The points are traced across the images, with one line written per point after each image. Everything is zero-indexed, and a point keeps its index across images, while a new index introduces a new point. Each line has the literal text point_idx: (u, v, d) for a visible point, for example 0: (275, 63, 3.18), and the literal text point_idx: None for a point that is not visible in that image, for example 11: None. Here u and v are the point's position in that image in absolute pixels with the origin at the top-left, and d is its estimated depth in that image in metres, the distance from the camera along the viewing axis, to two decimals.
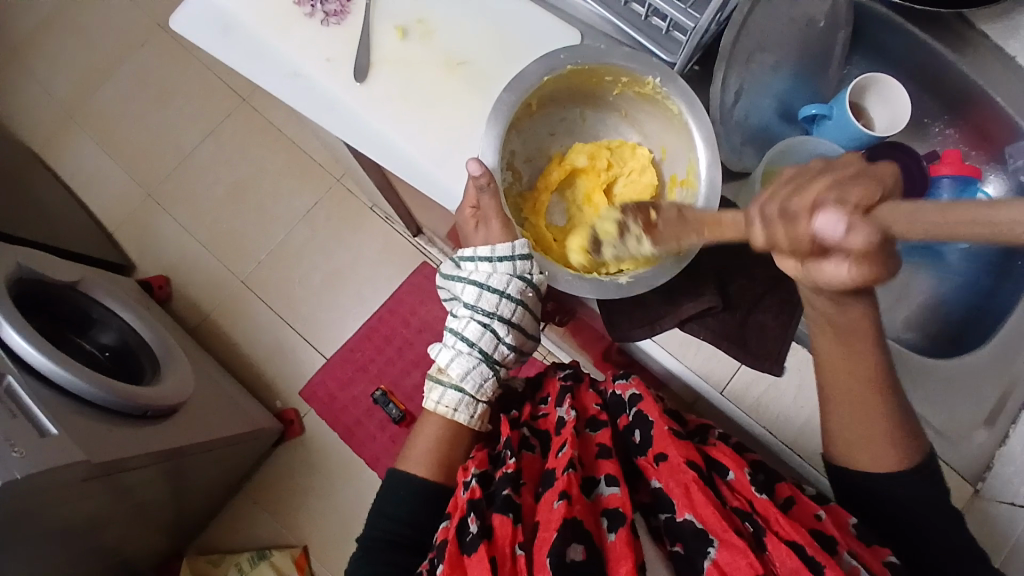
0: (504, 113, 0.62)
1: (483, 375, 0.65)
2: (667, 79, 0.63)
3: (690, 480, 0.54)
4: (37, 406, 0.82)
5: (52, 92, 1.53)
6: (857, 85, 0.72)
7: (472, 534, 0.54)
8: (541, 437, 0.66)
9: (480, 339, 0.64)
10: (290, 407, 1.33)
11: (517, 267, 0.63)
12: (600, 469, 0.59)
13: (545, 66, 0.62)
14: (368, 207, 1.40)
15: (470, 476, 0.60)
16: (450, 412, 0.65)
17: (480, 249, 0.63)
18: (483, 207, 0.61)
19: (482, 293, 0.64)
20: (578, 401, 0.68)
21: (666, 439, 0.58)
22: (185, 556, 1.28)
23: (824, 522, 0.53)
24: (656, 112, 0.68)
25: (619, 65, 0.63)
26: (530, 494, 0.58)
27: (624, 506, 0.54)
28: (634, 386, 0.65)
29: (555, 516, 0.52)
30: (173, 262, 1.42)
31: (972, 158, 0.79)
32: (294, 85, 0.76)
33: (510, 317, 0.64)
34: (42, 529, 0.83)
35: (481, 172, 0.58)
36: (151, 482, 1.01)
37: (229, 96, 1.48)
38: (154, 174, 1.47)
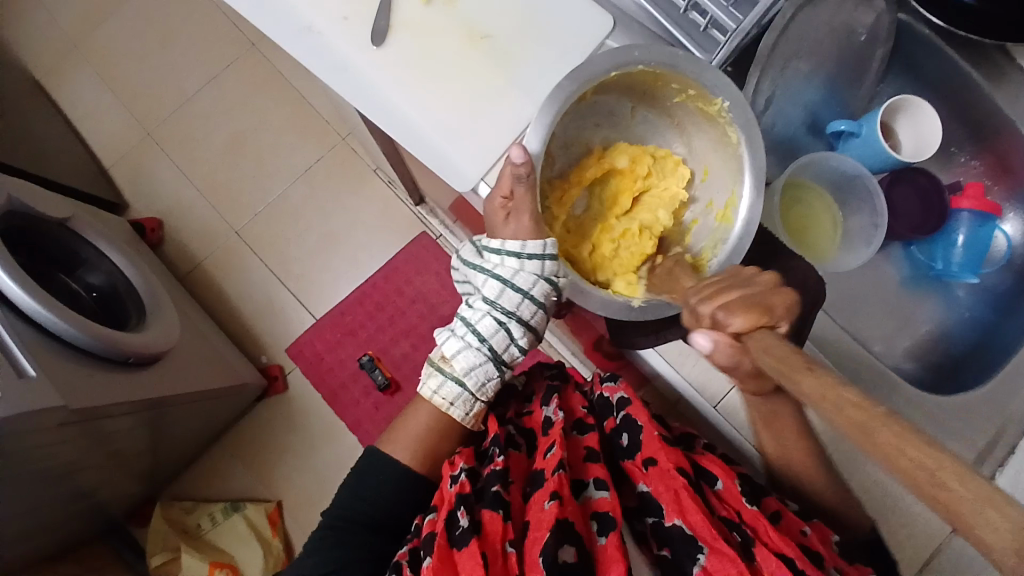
0: (562, 102, 0.58)
1: (487, 374, 0.64)
2: (735, 105, 0.61)
3: (680, 487, 0.54)
4: (16, 345, 0.80)
5: (52, 16, 1.47)
6: (889, 105, 0.71)
7: (462, 528, 0.54)
8: (527, 435, 0.66)
9: (492, 336, 0.64)
10: (275, 364, 1.33)
11: (544, 268, 0.62)
12: (588, 472, 0.59)
13: (615, 61, 0.59)
14: (372, 169, 1.37)
15: (458, 470, 0.60)
16: (446, 405, 0.65)
17: (509, 243, 0.62)
18: (516, 198, 0.59)
19: (505, 289, 0.63)
20: (564, 401, 0.68)
21: (655, 445, 0.57)
22: (159, 501, 1.29)
23: (809, 538, 0.54)
24: (711, 132, 0.66)
25: (688, 75, 0.61)
26: (518, 492, 0.59)
27: (614, 510, 0.55)
28: (622, 390, 0.64)
29: (546, 517, 0.52)
30: (166, 205, 1.39)
31: (993, 192, 0.79)
32: (310, 43, 0.73)
33: (529, 319, 0.64)
34: (16, 470, 0.82)
35: (523, 161, 0.56)
36: (130, 429, 1.00)
37: (237, 38, 1.43)
38: (154, 112, 1.42)
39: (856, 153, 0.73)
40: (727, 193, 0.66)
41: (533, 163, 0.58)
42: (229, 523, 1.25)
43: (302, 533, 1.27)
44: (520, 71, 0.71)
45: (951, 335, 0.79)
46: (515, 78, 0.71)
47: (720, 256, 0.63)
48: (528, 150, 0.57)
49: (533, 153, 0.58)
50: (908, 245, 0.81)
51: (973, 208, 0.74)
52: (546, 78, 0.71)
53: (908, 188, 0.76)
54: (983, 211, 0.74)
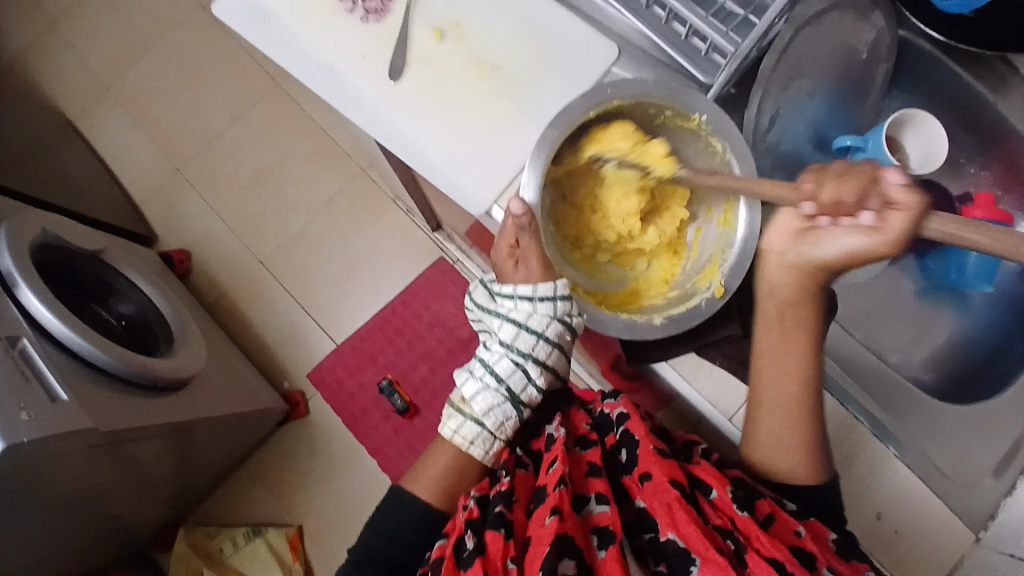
0: (548, 146, 0.62)
1: (506, 414, 0.66)
2: (714, 117, 0.64)
3: (672, 499, 0.54)
4: (51, 373, 0.84)
5: (90, 60, 1.55)
6: (893, 120, 0.72)
7: (469, 550, 0.55)
8: (534, 456, 0.67)
9: (509, 377, 0.65)
10: (297, 390, 1.35)
11: (557, 309, 0.65)
12: (589, 487, 0.59)
13: (591, 100, 0.62)
14: (390, 198, 1.41)
15: (469, 499, 0.61)
16: (466, 444, 0.66)
17: (521, 288, 0.66)
18: (523, 247, 0.64)
19: (520, 333, 0.66)
20: (569, 420, 0.68)
21: (649, 459, 0.58)
22: (184, 527, 1.30)
23: (803, 538, 0.54)
24: (694, 148, 0.68)
25: (661, 100, 0.64)
26: (521, 509, 0.59)
27: (614, 524, 0.55)
28: (622, 406, 0.65)
29: (546, 532, 0.53)
30: (193, 237, 1.43)
31: (1004, 202, 0.80)
32: (329, 79, 0.77)
33: (544, 359, 0.66)
34: (47, 492, 0.85)
35: (523, 212, 0.60)
36: (157, 453, 1.02)
37: (261, 77, 1.49)
38: (183, 149, 1.48)
39: None
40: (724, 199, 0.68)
41: (534, 212, 0.62)
42: (251, 547, 1.25)
43: (324, 559, 1.27)
44: (530, 100, 0.74)
45: (968, 343, 0.79)
46: (526, 106, 0.74)
47: (729, 261, 0.65)
48: (526, 201, 0.61)
49: (532, 204, 0.61)
50: (921, 258, 0.81)
51: (985, 218, 0.74)
52: (554, 105, 0.74)
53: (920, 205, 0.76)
54: (996, 219, 0.73)
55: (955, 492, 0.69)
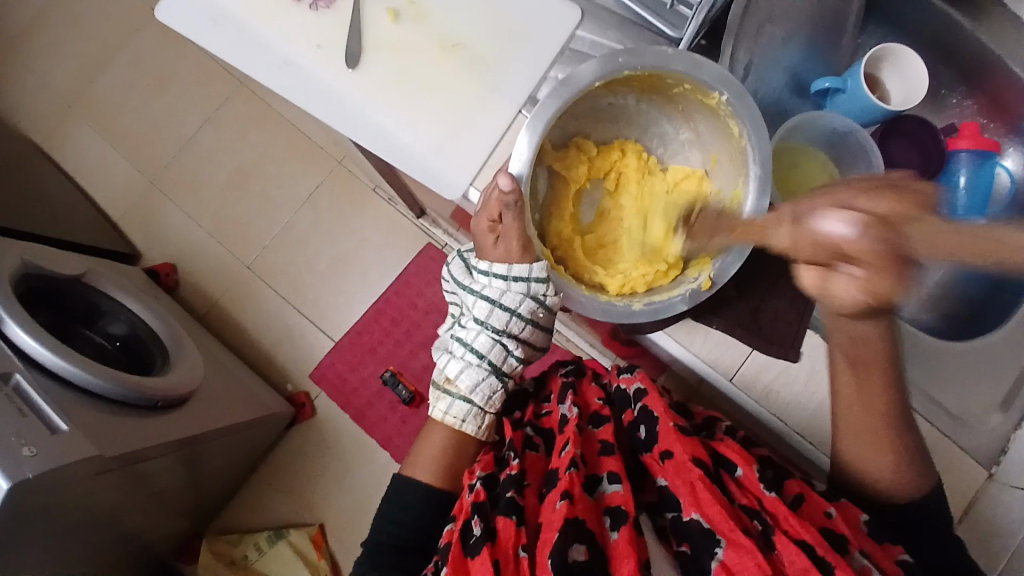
0: (547, 115, 0.60)
1: (492, 388, 0.66)
2: (734, 98, 0.61)
3: (696, 479, 0.54)
4: (49, 406, 0.83)
5: (48, 80, 1.50)
6: (871, 56, 0.70)
7: (475, 536, 0.54)
8: (544, 435, 0.66)
9: (489, 352, 0.65)
10: (301, 391, 1.34)
11: (531, 288, 0.64)
12: (603, 467, 0.58)
13: (601, 69, 0.60)
14: (371, 188, 1.39)
15: (474, 479, 0.60)
16: (458, 423, 0.66)
17: (496, 266, 0.65)
18: (505, 222, 0.62)
19: (493, 309, 0.65)
20: (580, 397, 0.67)
21: (670, 436, 0.57)
22: (205, 537, 1.31)
23: (835, 519, 0.53)
24: (715, 122, 0.66)
25: (679, 71, 0.61)
26: (534, 494, 0.59)
27: (626, 503, 0.54)
28: (639, 380, 0.64)
29: (557, 516, 0.52)
30: (177, 248, 1.41)
31: (989, 131, 0.78)
32: (287, 75, 0.73)
33: (519, 334, 0.67)
34: (61, 521, 0.84)
35: (511, 188, 0.57)
36: (167, 469, 1.02)
37: (225, 79, 1.45)
38: (155, 161, 1.45)
39: (844, 110, 0.71)
40: (733, 186, 0.66)
41: (520, 187, 0.60)
42: (275, 551, 1.27)
43: (348, 553, 1.28)
44: (497, 76, 0.72)
45: (963, 280, 0.78)
46: (495, 83, 0.72)
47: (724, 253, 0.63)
48: (515, 175, 0.59)
49: (521, 178, 0.60)
50: None
51: (971, 148, 0.73)
52: (522, 78, 0.72)
53: (906, 140, 0.74)
54: (983, 150, 0.73)
55: (963, 429, 0.68)
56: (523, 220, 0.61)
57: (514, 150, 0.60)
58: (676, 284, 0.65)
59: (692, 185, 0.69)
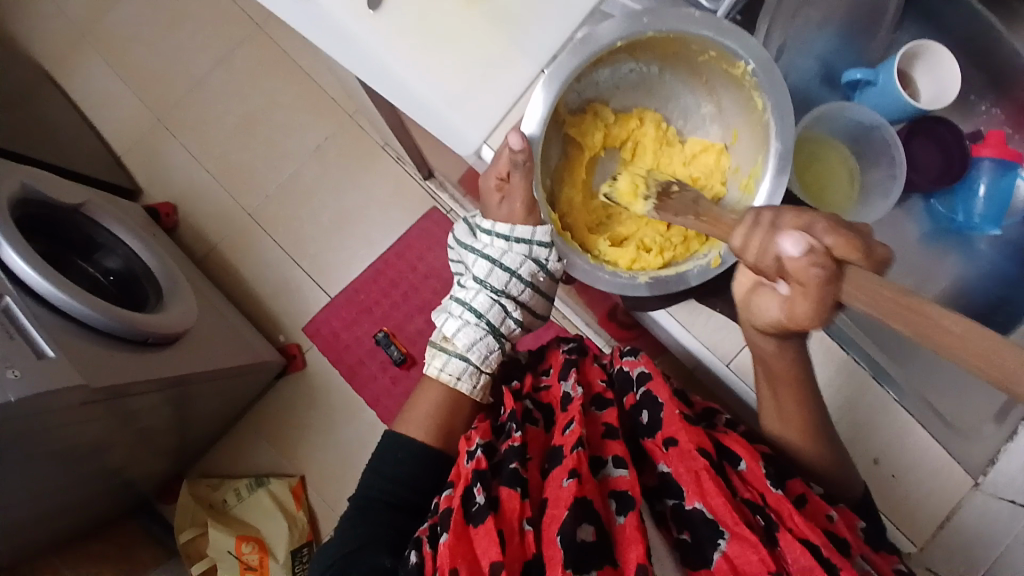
0: (564, 74, 0.59)
1: (489, 347, 0.65)
2: (762, 69, 0.60)
3: (701, 468, 0.53)
4: (37, 331, 0.82)
5: (59, 4, 1.47)
6: (906, 51, 0.68)
7: (479, 504, 0.53)
8: (544, 410, 0.65)
9: (488, 311, 0.65)
10: (292, 343, 1.34)
11: (532, 251, 0.64)
12: (607, 450, 0.57)
13: (625, 27, 0.59)
14: (380, 145, 1.37)
15: (474, 446, 0.58)
16: (453, 381, 0.65)
17: (499, 225, 0.64)
18: (511, 182, 0.61)
19: (493, 269, 0.65)
20: (583, 375, 0.66)
21: (676, 425, 0.56)
22: (187, 479, 1.31)
23: (836, 523, 0.53)
24: (738, 94, 0.64)
25: (707, 38, 0.60)
26: (536, 469, 0.57)
27: (632, 488, 0.53)
28: (642, 364, 0.63)
29: (564, 495, 0.52)
30: (180, 189, 1.40)
31: (1014, 142, 0.77)
32: (305, 12, 0.70)
33: (518, 296, 0.66)
34: (43, 449, 0.84)
35: (521, 148, 0.56)
36: (154, 407, 1.01)
37: (241, 20, 1.42)
38: (163, 99, 1.42)
39: (873, 103, 0.70)
40: (753, 162, 0.65)
41: (533, 148, 0.59)
42: (255, 498, 1.27)
43: (327, 506, 1.29)
44: (520, 31, 0.69)
45: (970, 289, 0.77)
46: (519, 40, 0.69)
47: None
48: (527, 135, 0.58)
49: (533, 139, 0.59)
50: (929, 198, 0.76)
51: (995, 156, 0.72)
52: (547, 35, 0.69)
53: (929, 141, 0.73)
54: (1006, 159, 0.71)
55: (956, 439, 0.68)
56: (531, 180, 0.60)
57: (529, 107, 0.59)
58: (687, 260, 0.65)
59: (711, 158, 0.68)
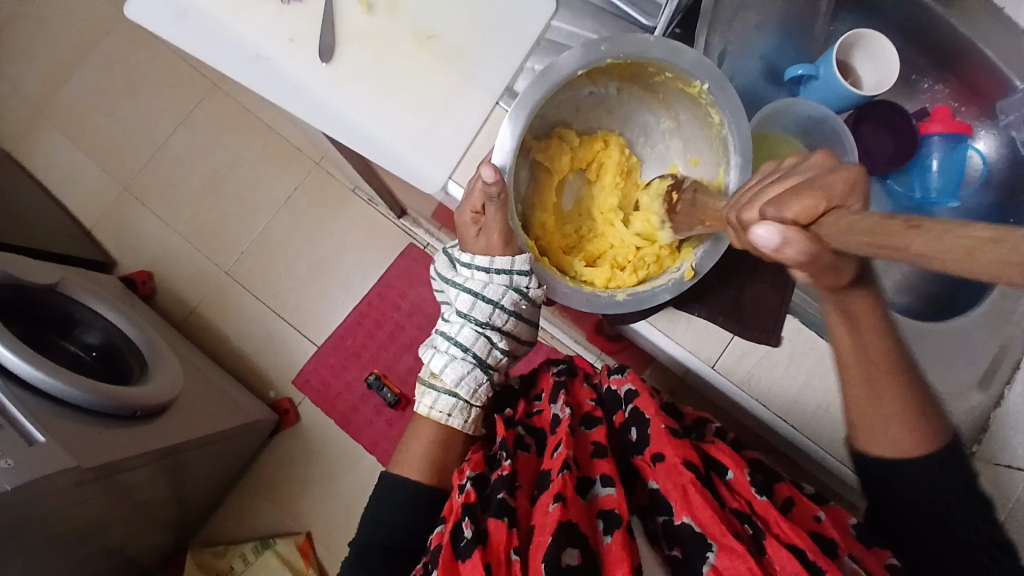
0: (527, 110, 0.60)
1: (477, 380, 0.65)
2: (715, 87, 0.62)
3: (687, 482, 0.53)
4: (24, 416, 0.80)
5: (14, 86, 1.47)
6: (844, 43, 0.71)
7: (466, 539, 0.53)
8: (535, 435, 0.65)
9: (474, 344, 0.65)
10: (284, 397, 1.32)
11: (513, 279, 0.64)
12: (596, 469, 0.58)
13: (583, 57, 0.60)
14: (351, 189, 1.38)
15: (465, 479, 0.59)
16: (444, 417, 0.65)
17: (477, 258, 0.64)
18: (488, 214, 0.61)
19: (476, 302, 0.65)
20: (572, 397, 0.67)
21: (661, 439, 0.56)
22: (190, 549, 1.29)
23: (823, 523, 0.53)
24: (695, 109, 0.66)
25: (663, 61, 0.61)
26: (525, 496, 0.58)
27: (620, 507, 0.54)
28: (630, 382, 0.64)
29: (550, 519, 0.51)
30: (153, 256, 1.39)
31: (961, 114, 0.80)
32: (258, 70, 0.71)
33: (503, 326, 0.66)
34: (39, 537, 0.82)
35: (494, 180, 0.56)
36: (150, 480, 1.00)
37: (199, 82, 1.43)
38: (129, 168, 1.43)
39: (818, 97, 0.72)
40: (714, 174, 0.67)
41: (505, 179, 0.60)
42: (262, 561, 1.25)
43: (336, 560, 1.26)
44: (470, 66, 0.71)
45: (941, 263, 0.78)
46: (473, 75, 0.71)
47: (705, 243, 0.64)
48: (498, 166, 0.59)
49: (504, 169, 0.60)
50: (884, 180, 0.78)
51: (943, 131, 0.74)
52: (498, 69, 0.71)
53: (879, 125, 0.75)
54: (955, 133, 0.73)
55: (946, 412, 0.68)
56: (506, 212, 0.61)
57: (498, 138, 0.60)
58: (662, 274, 0.66)
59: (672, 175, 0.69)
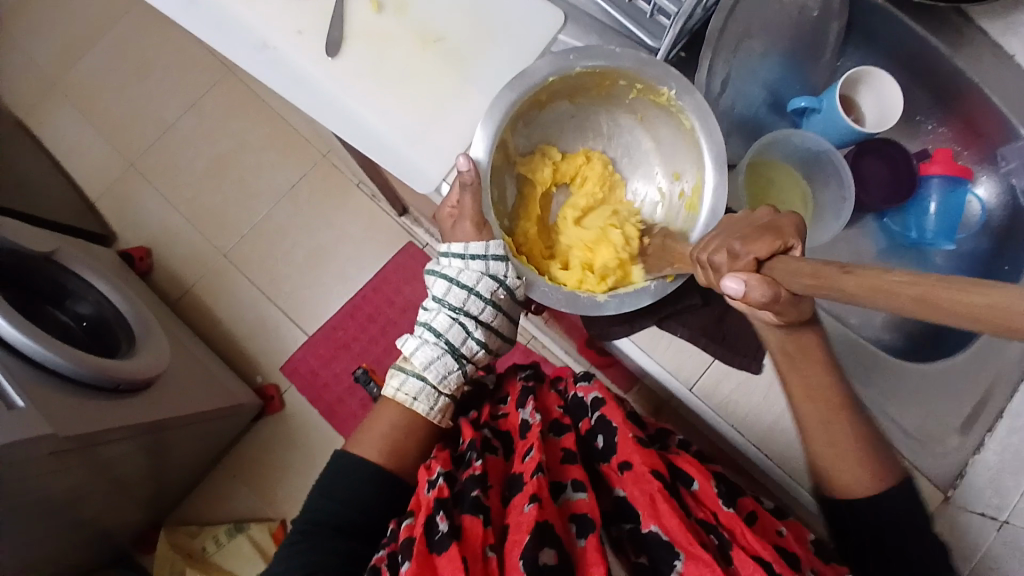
0: (503, 109, 0.61)
1: (447, 367, 0.64)
2: (683, 93, 0.63)
3: (656, 490, 0.53)
4: (6, 382, 0.81)
5: (31, 56, 1.49)
6: (848, 79, 0.71)
7: (441, 532, 0.52)
8: (503, 439, 0.65)
9: (447, 331, 0.64)
10: (270, 383, 1.33)
11: (490, 266, 0.63)
12: (567, 474, 0.58)
13: (553, 65, 0.62)
14: (354, 183, 1.38)
15: (435, 475, 0.58)
16: (410, 401, 0.64)
17: (455, 245, 0.63)
18: (461, 203, 0.62)
19: (451, 288, 0.64)
20: (540, 402, 0.67)
21: (630, 447, 0.57)
22: (164, 527, 1.29)
23: (785, 538, 0.54)
24: (670, 122, 0.67)
25: (633, 70, 0.63)
26: (496, 496, 0.58)
27: (593, 512, 0.54)
28: (596, 390, 0.64)
29: (526, 520, 0.51)
30: (153, 233, 1.40)
31: (963, 158, 0.79)
32: (264, 60, 0.72)
33: (479, 314, 0.64)
34: (13, 504, 0.82)
35: (467, 167, 0.59)
36: (129, 454, 1.00)
37: (213, 66, 1.44)
38: (137, 145, 1.44)
39: (819, 130, 0.72)
40: (693, 181, 0.67)
41: (480, 170, 0.61)
42: (234, 545, 1.25)
43: None
44: (475, 71, 0.71)
45: None
46: (474, 78, 0.71)
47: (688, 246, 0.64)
48: (474, 159, 0.60)
49: (480, 162, 0.61)
50: (881, 217, 0.80)
51: (943, 174, 0.74)
52: (502, 77, 0.71)
53: (878, 159, 0.76)
54: (955, 176, 0.73)
55: (919, 451, 0.70)
56: (479, 203, 0.62)
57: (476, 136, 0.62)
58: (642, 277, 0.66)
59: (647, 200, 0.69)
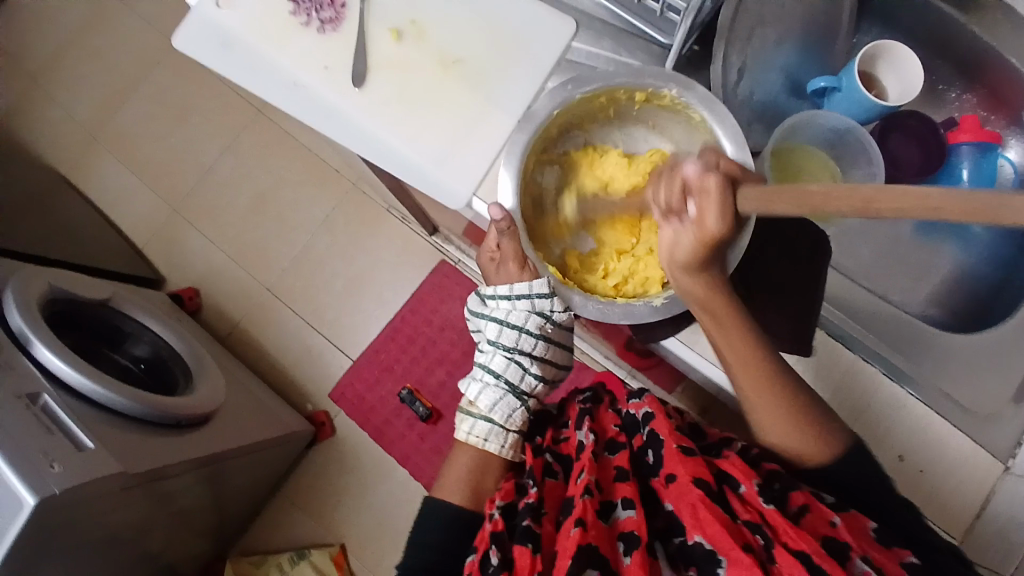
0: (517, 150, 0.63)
1: (511, 405, 0.68)
2: (683, 89, 0.63)
3: (697, 499, 0.54)
4: (74, 424, 0.84)
5: (76, 114, 1.57)
6: (865, 53, 0.71)
7: (493, 566, 0.54)
8: (563, 462, 0.66)
9: (505, 371, 0.68)
10: (320, 410, 1.36)
11: (535, 303, 0.67)
12: (617, 492, 0.58)
13: (554, 99, 0.64)
14: (385, 208, 1.42)
15: (494, 509, 0.60)
16: (481, 442, 0.67)
17: (500, 288, 0.68)
18: (502, 248, 0.66)
19: (503, 329, 0.68)
20: (597, 423, 0.68)
21: (674, 460, 0.58)
22: (229, 558, 1.32)
23: (838, 528, 0.52)
24: (679, 120, 0.68)
25: (628, 81, 0.64)
26: (551, 523, 0.58)
27: (639, 528, 0.54)
28: (647, 405, 0.65)
29: (569, 544, 0.52)
30: (200, 273, 1.45)
31: (991, 123, 0.79)
32: (296, 95, 0.75)
33: (532, 350, 0.68)
34: (87, 540, 0.85)
35: (501, 217, 0.63)
36: (191, 487, 1.03)
37: (244, 109, 1.50)
38: (178, 190, 1.50)
39: (842, 108, 0.73)
40: None
41: (514, 217, 0.64)
42: (297, 570, 1.27)
43: (368, 571, 1.28)
44: (497, 89, 0.74)
45: (971, 276, 0.80)
46: (495, 96, 0.74)
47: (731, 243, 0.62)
48: (506, 209, 0.63)
49: (512, 210, 0.64)
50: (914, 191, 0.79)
51: (973, 141, 0.74)
52: (520, 93, 0.74)
53: (907, 137, 0.76)
54: (985, 141, 0.73)
55: (976, 423, 0.70)
56: (520, 243, 0.64)
57: (502, 184, 0.64)
58: None
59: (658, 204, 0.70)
